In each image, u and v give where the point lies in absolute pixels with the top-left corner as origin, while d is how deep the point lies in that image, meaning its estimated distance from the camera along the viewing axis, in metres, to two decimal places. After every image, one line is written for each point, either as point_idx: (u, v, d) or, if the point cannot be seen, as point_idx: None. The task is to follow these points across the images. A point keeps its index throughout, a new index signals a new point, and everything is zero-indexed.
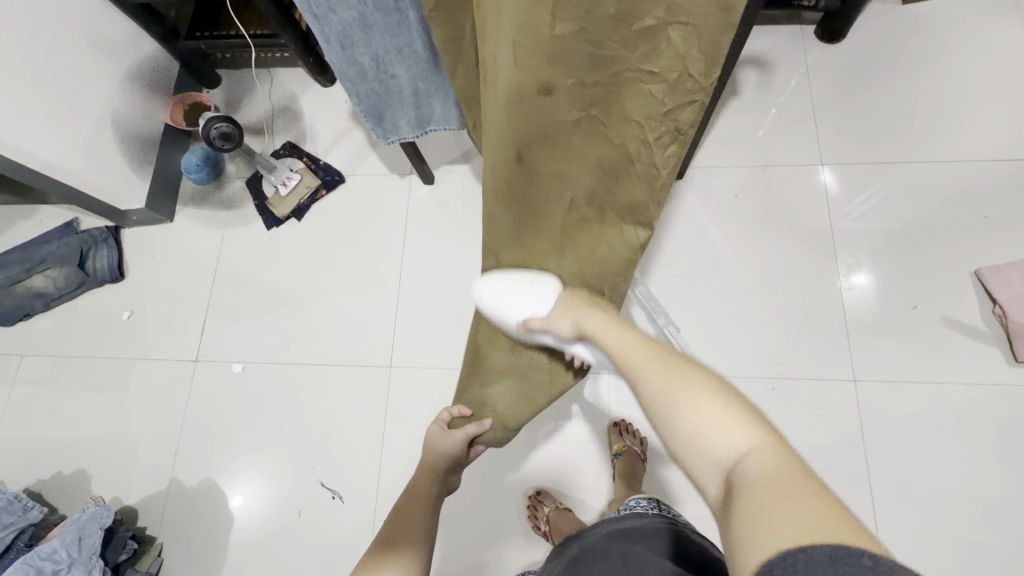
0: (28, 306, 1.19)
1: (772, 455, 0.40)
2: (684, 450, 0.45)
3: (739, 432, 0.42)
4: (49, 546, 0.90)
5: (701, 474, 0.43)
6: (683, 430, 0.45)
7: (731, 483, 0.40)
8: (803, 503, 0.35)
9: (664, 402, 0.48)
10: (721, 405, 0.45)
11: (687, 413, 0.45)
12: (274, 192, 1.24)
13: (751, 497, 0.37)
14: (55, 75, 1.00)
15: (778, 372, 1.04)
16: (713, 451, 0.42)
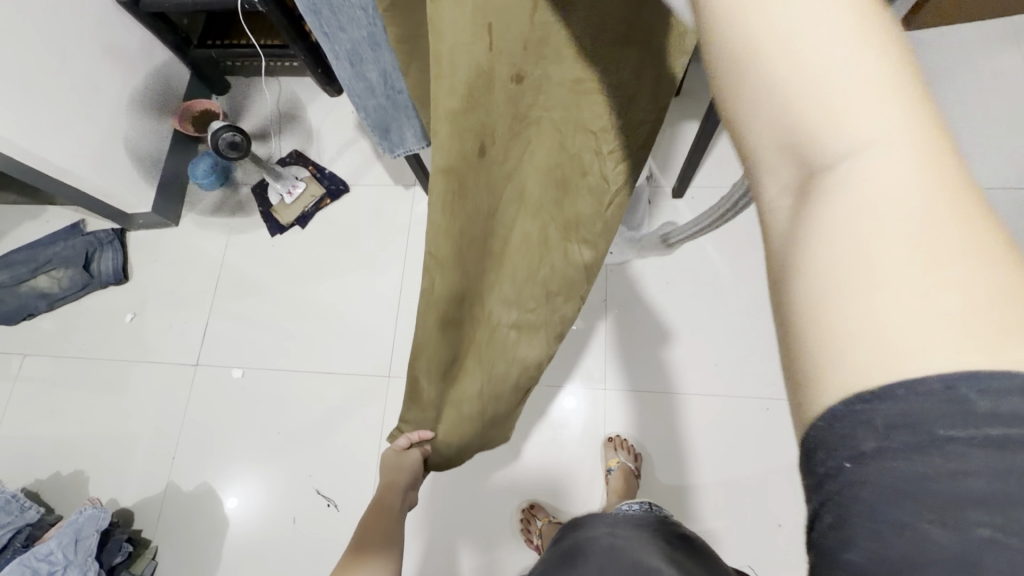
0: (32, 306, 1.21)
1: (930, 159, 0.20)
2: (754, 129, 0.22)
3: (881, 110, 0.20)
4: (46, 547, 0.91)
5: (768, 164, 0.22)
6: (767, 88, 0.21)
7: (824, 192, 0.21)
8: (967, 280, 0.19)
9: (755, 12, 0.21)
10: (854, 22, 0.20)
11: (789, 50, 0.20)
12: (279, 200, 1.25)
13: (853, 230, 0.20)
14: (69, 82, 1.02)
15: (773, 392, 1.05)
16: (810, 141, 0.21)
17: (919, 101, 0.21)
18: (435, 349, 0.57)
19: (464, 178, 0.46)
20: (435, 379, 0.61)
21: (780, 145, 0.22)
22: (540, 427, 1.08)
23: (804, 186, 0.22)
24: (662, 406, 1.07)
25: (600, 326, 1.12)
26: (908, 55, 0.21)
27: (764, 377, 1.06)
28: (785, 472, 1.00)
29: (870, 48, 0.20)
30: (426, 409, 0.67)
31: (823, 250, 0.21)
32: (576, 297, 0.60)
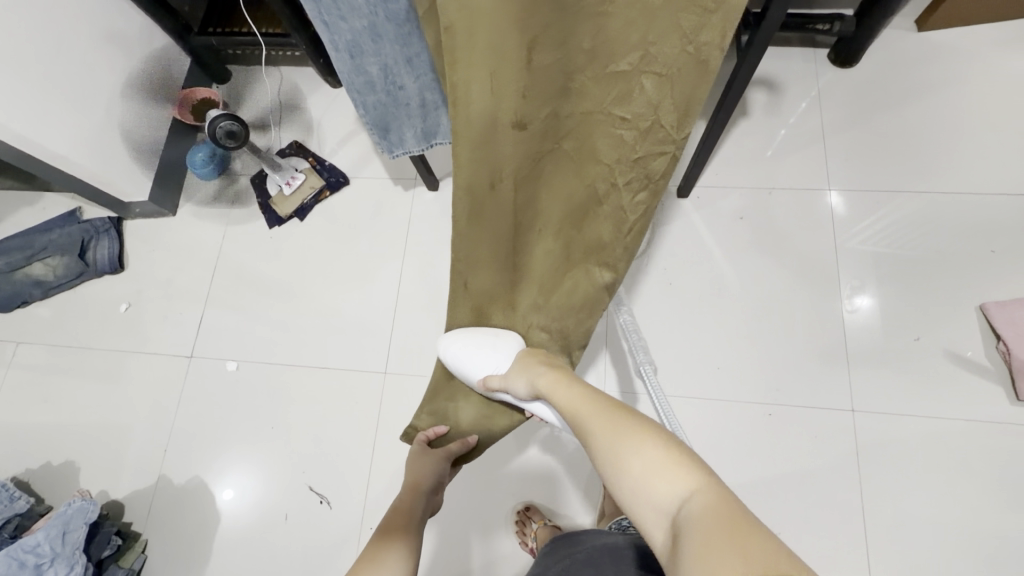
0: (27, 294, 1.19)
1: (715, 500, 0.39)
2: (638, 511, 0.44)
3: (679, 479, 0.42)
4: (33, 538, 0.90)
5: (650, 523, 0.42)
6: (631, 481, 0.45)
7: (677, 528, 0.40)
8: (744, 551, 0.35)
9: (616, 463, 0.47)
10: (659, 447, 0.45)
11: (632, 464, 0.45)
12: (278, 191, 1.23)
13: (691, 538, 0.37)
14: (65, 66, 1.00)
15: (776, 397, 1.02)
16: (658, 506, 0.42)
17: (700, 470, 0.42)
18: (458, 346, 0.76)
19: (482, 207, 0.64)
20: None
21: (652, 509, 0.43)
22: (538, 428, 1.06)
23: (673, 536, 0.40)
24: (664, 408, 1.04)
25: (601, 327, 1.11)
26: (692, 454, 0.44)
27: (767, 382, 1.04)
28: (785, 478, 0.98)
29: (666, 455, 0.44)
30: (460, 394, 0.81)
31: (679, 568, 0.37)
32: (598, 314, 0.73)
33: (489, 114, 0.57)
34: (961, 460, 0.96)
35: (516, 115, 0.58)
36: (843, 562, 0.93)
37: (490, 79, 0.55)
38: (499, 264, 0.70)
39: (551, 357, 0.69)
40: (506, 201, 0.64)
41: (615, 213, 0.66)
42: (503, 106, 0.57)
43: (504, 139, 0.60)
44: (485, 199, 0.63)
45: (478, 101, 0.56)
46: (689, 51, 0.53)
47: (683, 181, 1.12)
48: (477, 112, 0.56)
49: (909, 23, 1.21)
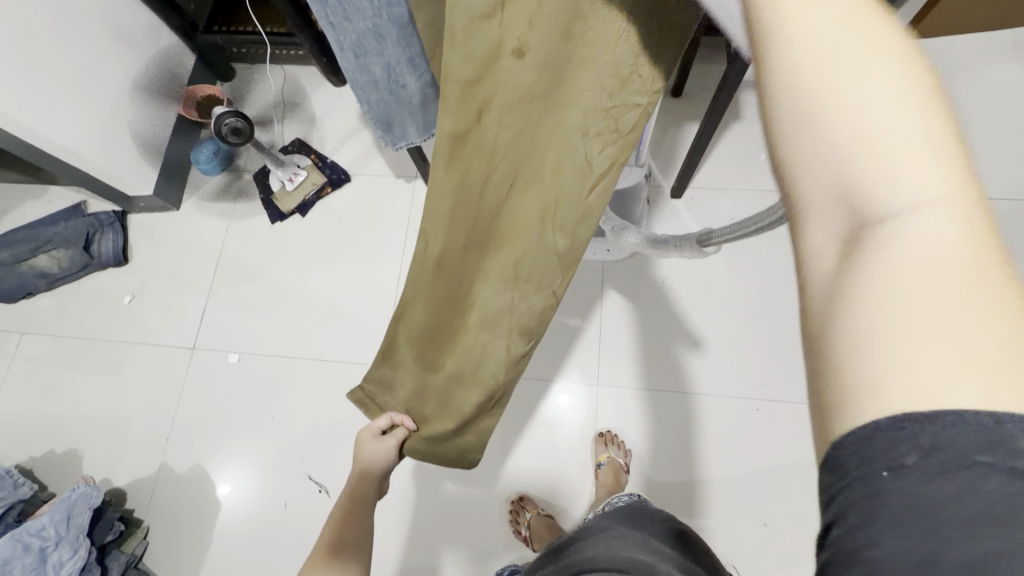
0: (32, 285, 1.21)
1: (966, 237, 0.22)
2: (802, 186, 0.25)
3: (930, 175, 0.22)
4: (38, 522, 0.92)
5: (822, 206, 0.24)
6: (827, 138, 0.24)
7: (879, 243, 0.23)
8: (977, 345, 0.21)
9: (827, 94, 0.23)
10: (920, 100, 0.23)
11: (866, 120, 0.23)
12: (280, 187, 1.26)
13: (904, 276, 0.22)
14: (74, 62, 1.03)
15: (765, 393, 1.05)
16: (867, 195, 0.23)
17: (964, 168, 0.23)
18: (407, 311, 0.72)
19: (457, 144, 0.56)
20: (414, 347, 0.74)
21: (833, 190, 0.24)
22: (532, 421, 1.09)
23: (851, 239, 0.24)
24: (654, 405, 1.07)
25: (593, 325, 1.13)
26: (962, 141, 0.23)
27: (755, 379, 1.07)
28: (773, 472, 1.01)
29: (928, 126, 0.23)
30: (402, 370, 0.78)
31: (863, 306, 0.22)
32: (545, 292, 0.59)
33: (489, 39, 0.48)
34: None
35: (512, 37, 0.47)
36: None
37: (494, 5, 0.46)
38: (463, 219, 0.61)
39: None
40: (485, 140, 0.55)
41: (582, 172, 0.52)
42: (505, 25, 0.47)
43: (499, 65, 0.50)
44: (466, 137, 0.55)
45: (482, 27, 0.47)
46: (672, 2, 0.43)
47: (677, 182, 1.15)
48: (479, 42, 0.48)
49: None
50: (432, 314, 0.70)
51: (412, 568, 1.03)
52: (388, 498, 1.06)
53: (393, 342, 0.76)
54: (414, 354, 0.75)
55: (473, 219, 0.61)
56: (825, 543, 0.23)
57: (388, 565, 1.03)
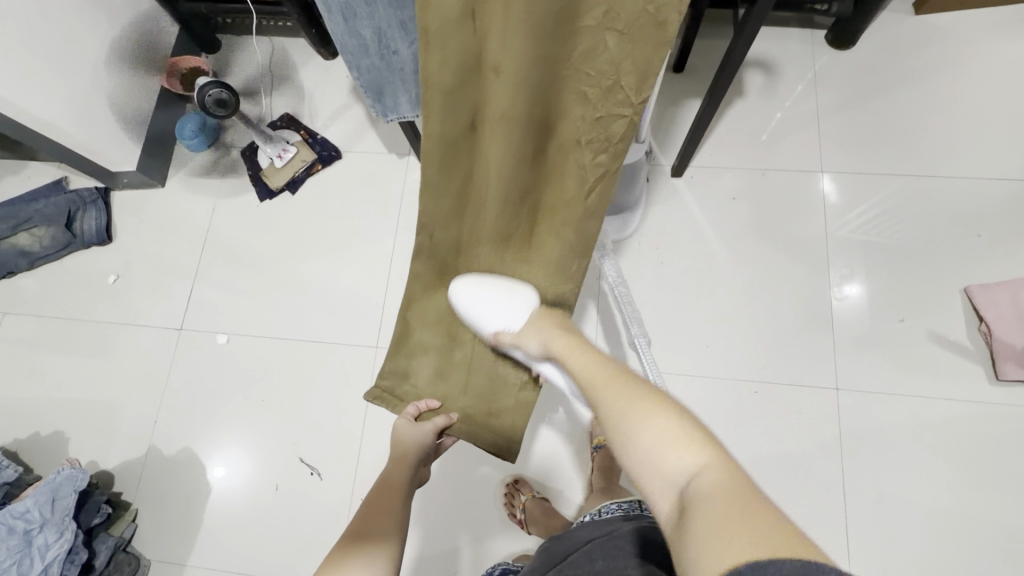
0: (13, 264, 1.18)
1: (727, 473, 0.40)
2: (645, 479, 0.44)
3: (693, 451, 0.42)
4: (22, 505, 0.90)
5: (656, 492, 0.43)
6: (638, 450, 0.45)
7: (686, 500, 0.40)
8: (756, 527, 0.35)
9: (632, 430, 0.46)
10: (668, 417, 0.46)
11: (648, 428, 0.45)
12: (269, 163, 1.22)
13: (699, 510, 0.38)
14: (49, 29, 0.98)
15: (763, 376, 1.04)
16: (667, 473, 0.42)
17: (710, 448, 0.42)
18: (431, 296, 0.82)
19: (456, 149, 0.68)
20: (436, 329, 0.82)
21: (659, 488, 0.43)
22: None
23: (677, 503, 0.41)
24: None
25: (590, 304, 1.11)
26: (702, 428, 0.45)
27: (755, 362, 1.05)
28: (769, 455, 1.00)
29: (677, 426, 0.45)
30: (419, 354, 0.83)
31: (687, 543, 0.37)
32: (559, 278, 0.75)
33: (472, 53, 0.59)
34: (940, 438, 0.98)
35: (493, 58, 0.58)
36: (823, 536, 0.95)
37: (466, 16, 0.55)
38: (473, 211, 0.74)
39: (567, 322, 0.72)
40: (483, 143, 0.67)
41: (577, 172, 0.66)
42: (485, 46, 0.58)
43: (487, 82, 0.61)
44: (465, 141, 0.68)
45: (461, 34, 0.57)
46: (648, 11, 0.51)
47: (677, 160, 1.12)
48: (455, 46, 0.57)
49: (907, 7, 1.21)
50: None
51: (410, 550, 1.02)
52: (426, 492, 1.04)
53: (408, 327, 0.83)
54: (438, 334, 0.82)
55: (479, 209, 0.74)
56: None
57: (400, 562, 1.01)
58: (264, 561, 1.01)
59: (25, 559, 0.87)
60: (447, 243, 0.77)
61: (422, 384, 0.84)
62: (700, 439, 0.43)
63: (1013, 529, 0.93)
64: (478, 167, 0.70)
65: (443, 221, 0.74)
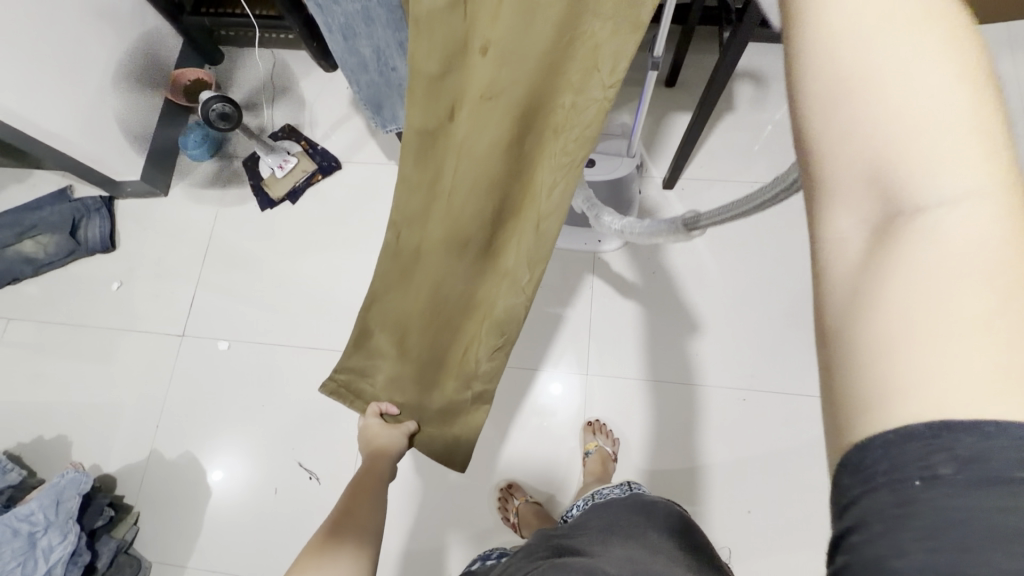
0: (18, 270, 1.20)
1: (1014, 228, 0.21)
2: (838, 168, 0.24)
3: (968, 173, 0.21)
4: (27, 507, 0.92)
5: (843, 207, 0.24)
6: (855, 137, 0.23)
7: (907, 251, 0.22)
8: (1023, 339, 0.20)
9: (866, 95, 0.23)
10: (959, 71, 0.22)
11: (894, 111, 0.22)
12: (270, 173, 1.24)
13: (932, 285, 0.21)
14: (57, 42, 1.01)
15: (750, 383, 1.07)
16: (897, 188, 0.22)
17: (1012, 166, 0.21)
18: (390, 301, 0.78)
19: (436, 138, 0.64)
20: (392, 336, 0.79)
21: (871, 196, 0.23)
22: (522, 410, 1.10)
23: (882, 226, 0.23)
24: (643, 394, 1.09)
25: (583, 312, 1.14)
26: (1002, 107, 0.22)
27: (741, 370, 1.08)
28: (755, 459, 1.03)
29: (972, 102, 0.22)
30: (377, 355, 0.82)
31: (886, 314, 0.22)
32: (505, 301, 0.61)
33: (460, 36, 0.56)
34: None
35: (480, 34, 0.54)
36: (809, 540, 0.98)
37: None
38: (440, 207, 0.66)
39: None
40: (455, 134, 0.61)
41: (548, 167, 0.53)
42: (473, 26, 0.55)
43: (471, 64, 0.57)
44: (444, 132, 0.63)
45: (449, 19, 0.56)
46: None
47: (669, 171, 1.15)
48: (442, 31, 0.57)
49: None
50: (422, 303, 0.74)
51: (404, 553, 1.04)
52: (397, 490, 1.07)
53: (369, 329, 0.81)
54: (393, 340, 0.79)
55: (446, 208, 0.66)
56: (841, 545, 0.23)
57: (394, 563, 1.04)
58: (262, 564, 1.03)
59: (29, 560, 0.89)
60: (411, 243, 0.72)
61: (379, 390, 0.84)
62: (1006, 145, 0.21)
63: None
64: (450, 159, 0.63)
65: (412, 218, 0.71)
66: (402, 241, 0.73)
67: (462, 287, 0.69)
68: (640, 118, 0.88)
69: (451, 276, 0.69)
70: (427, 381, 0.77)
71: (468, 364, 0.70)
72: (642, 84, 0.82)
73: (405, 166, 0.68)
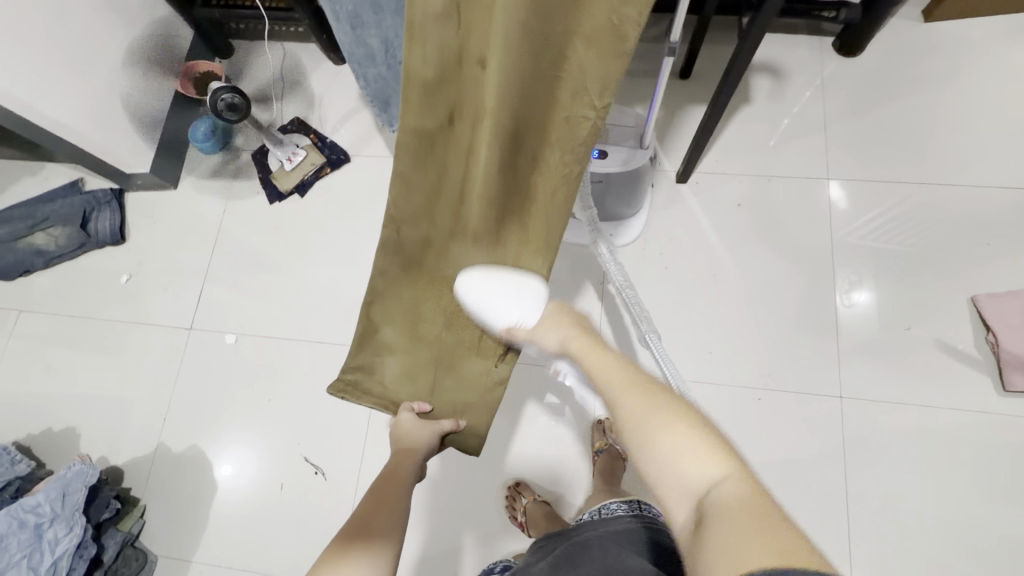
0: (29, 263, 1.21)
1: (746, 489, 0.40)
2: (663, 484, 0.45)
3: (712, 463, 0.43)
4: (33, 499, 0.91)
5: (671, 500, 0.44)
6: (658, 456, 0.46)
7: (700, 510, 0.41)
8: (766, 529, 0.36)
9: (655, 436, 0.47)
10: (694, 434, 0.46)
11: (666, 440, 0.46)
12: (279, 166, 1.24)
13: (715, 521, 0.38)
14: (67, 33, 1.01)
15: (766, 383, 1.04)
16: (685, 479, 0.43)
17: (734, 459, 0.43)
18: (398, 294, 0.83)
19: (432, 142, 0.70)
20: (403, 328, 0.84)
21: (679, 496, 0.43)
22: (530, 407, 1.08)
23: (696, 511, 0.41)
24: None
25: (593, 307, 1.12)
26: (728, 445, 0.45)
27: (756, 368, 1.05)
28: (770, 460, 1.00)
29: (697, 436, 0.45)
30: (389, 346, 0.85)
31: (702, 546, 0.38)
32: (526, 275, 0.74)
33: (455, 48, 0.61)
34: (945, 448, 0.97)
35: (477, 51, 0.60)
36: (825, 545, 0.95)
37: (450, 11, 0.58)
38: (447, 205, 0.75)
39: (582, 316, 0.74)
40: (457, 141, 0.70)
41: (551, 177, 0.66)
42: (467, 41, 0.60)
43: (469, 76, 0.64)
44: (441, 135, 0.70)
45: (442, 30, 0.59)
46: (613, 21, 0.51)
47: (683, 166, 1.12)
48: (434, 43, 0.60)
49: (917, 14, 1.21)
50: (435, 289, 0.81)
51: (408, 550, 1.03)
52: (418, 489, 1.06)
53: (373, 323, 0.85)
54: (405, 331, 0.84)
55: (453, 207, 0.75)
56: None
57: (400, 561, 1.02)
58: (266, 560, 1.02)
59: (36, 552, 0.88)
60: (417, 238, 0.79)
61: (388, 381, 0.87)
62: (727, 450, 0.44)
63: (1018, 541, 0.92)
64: (455, 163, 0.72)
65: (416, 215, 0.77)
66: (408, 236, 0.79)
67: (477, 272, 0.78)
68: (654, 110, 0.86)
69: (468, 255, 0.78)
70: (449, 362, 0.83)
71: (484, 345, 0.80)
72: (657, 72, 0.79)
73: (403, 170, 0.72)
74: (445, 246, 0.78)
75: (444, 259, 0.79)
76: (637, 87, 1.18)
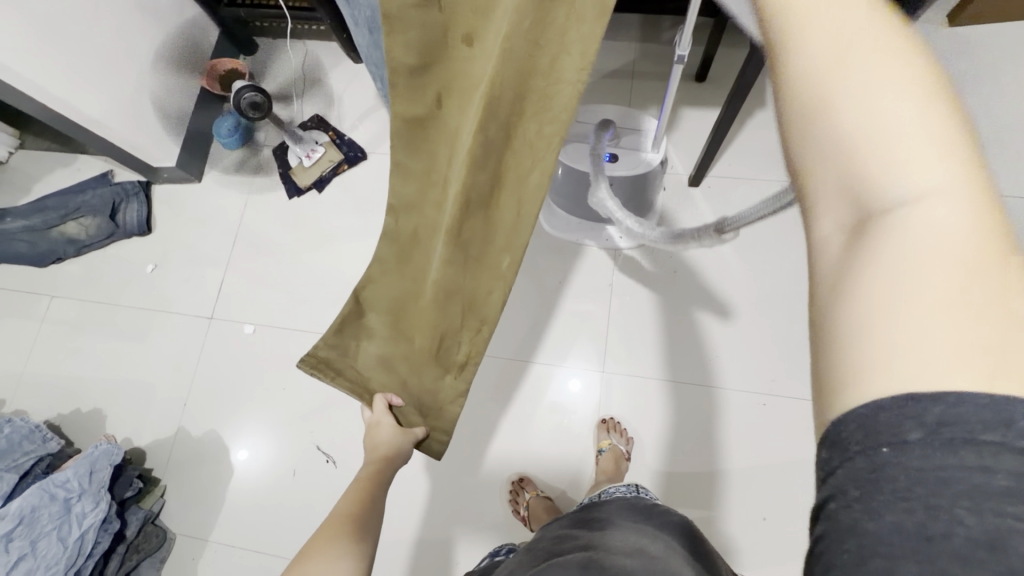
0: (61, 250, 1.27)
1: (975, 225, 0.22)
2: (816, 172, 0.25)
3: (935, 163, 0.23)
4: (63, 475, 0.96)
5: (821, 204, 0.25)
6: (835, 135, 0.24)
7: (870, 237, 0.24)
8: (986, 319, 0.21)
9: (847, 109, 0.23)
10: (930, 114, 0.23)
11: (867, 113, 0.23)
12: (298, 162, 1.27)
13: (895, 270, 0.23)
14: (101, 32, 1.05)
15: (771, 388, 1.05)
16: (868, 185, 0.23)
17: (973, 158, 0.23)
18: (380, 284, 0.76)
19: (422, 128, 0.64)
20: (387, 316, 0.77)
21: (841, 200, 0.24)
22: (536, 404, 1.10)
23: (858, 226, 0.24)
24: (657, 394, 1.07)
25: (600, 307, 1.14)
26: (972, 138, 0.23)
27: (761, 374, 1.06)
28: (773, 463, 1.01)
29: (933, 115, 0.23)
30: (364, 336, 0.79)
31: (855, 310, 0.23)
32: (488, 283, 0.63)
33: (441, 22, 0.56)
34: None
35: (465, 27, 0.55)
36: None
37: None
38: (433, 198, 0.67)
39: None
40: (444, 122, 0.63)
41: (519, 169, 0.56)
42: (454, 16, 0.55)
43: (458, 56, 0.58)
44: (429, 120, 0.63)
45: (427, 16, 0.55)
46: None
47: (695, 170, 1.12)
48: (416, 24, 0.56)
49: (941, 18, 1.18)
50: (415, 288, 0.73)
51: (413, 540, 1.06)
52: (421, 477, 1.09)
53: (357, 308, 0.78)
54: (386, 319, 0.77)
55: (434, 195, 0.67)
56: (823, 514, 0.25)
57: (405, 550, 1.05)
58: (278, 543, 1.07)
59: (65, 524, 0.93)
60: (407, 227, 0.71)
61: (362, 364, 0.81)
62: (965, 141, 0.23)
63: None
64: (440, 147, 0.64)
65: (410, 204, 0.70)
66: (399, 224, 0.72)
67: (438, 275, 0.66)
68: (665, 114, 0.86)
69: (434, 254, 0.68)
70: (423, 364, 0.76)
71: (448, 353, 0.72)
72: (668, 78, 0.80)
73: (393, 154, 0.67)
74: (423, 245, 0.70)
75: (421, 255, 0.71)
76: (650, 90, 1.18)
